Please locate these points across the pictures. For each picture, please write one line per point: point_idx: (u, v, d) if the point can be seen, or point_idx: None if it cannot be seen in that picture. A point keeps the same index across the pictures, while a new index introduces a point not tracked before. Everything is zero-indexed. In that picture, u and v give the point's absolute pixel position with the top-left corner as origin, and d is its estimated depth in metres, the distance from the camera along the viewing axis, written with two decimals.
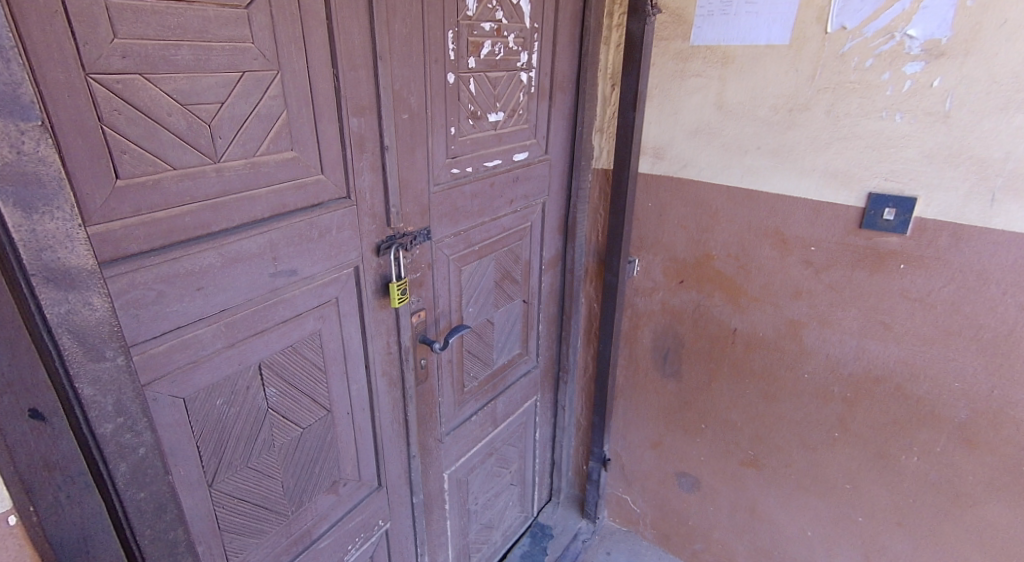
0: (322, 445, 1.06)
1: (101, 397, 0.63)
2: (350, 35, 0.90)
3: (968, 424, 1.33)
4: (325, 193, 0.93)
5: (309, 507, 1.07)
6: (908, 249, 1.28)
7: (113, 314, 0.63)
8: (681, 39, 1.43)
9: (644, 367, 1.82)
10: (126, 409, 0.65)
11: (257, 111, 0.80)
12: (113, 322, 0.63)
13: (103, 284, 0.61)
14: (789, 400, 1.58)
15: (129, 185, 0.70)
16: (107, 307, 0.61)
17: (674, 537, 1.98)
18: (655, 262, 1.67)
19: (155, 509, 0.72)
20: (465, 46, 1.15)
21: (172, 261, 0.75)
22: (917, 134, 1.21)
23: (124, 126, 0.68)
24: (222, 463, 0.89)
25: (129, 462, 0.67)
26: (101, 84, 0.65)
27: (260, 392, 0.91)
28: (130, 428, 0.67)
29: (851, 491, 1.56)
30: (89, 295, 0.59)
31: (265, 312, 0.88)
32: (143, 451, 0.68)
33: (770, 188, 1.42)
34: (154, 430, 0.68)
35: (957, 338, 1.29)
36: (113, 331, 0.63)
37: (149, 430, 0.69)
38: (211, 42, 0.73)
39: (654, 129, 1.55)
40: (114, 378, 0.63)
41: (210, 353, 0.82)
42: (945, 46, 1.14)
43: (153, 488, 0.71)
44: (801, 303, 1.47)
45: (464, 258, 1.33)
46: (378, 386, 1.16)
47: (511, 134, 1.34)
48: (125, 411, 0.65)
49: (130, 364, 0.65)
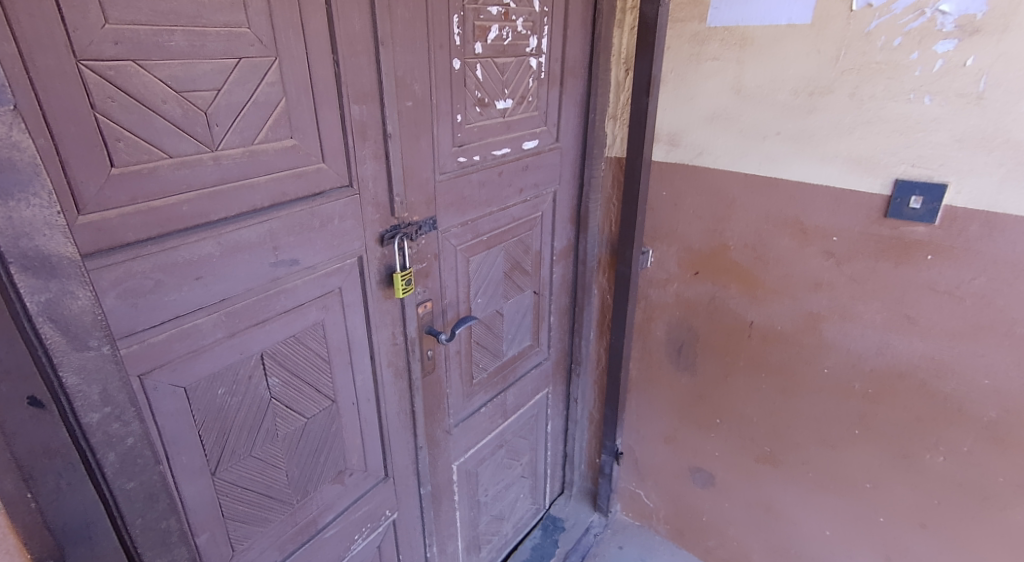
0: (327, 435, 1.06)
1: (86, 386, 0.62)
2: (351, 19, 0.89)
3: (999, 423, 1.28)
4: (326, 181, 0.92)
5: (315, 498, 1.07)
6: (935, 239, 1.23)
7: (98, 303, 0.62)
8: (697, 21, 1.39)
9: (658, 360, 1.78)
10: (112, 398, 0.64)
11: (255, 98, 0.79)
12: (97, 311, 0.61)
13: (85, 273, 0.60)
14: (808, 396, 1.54)
15: (124, 173, 0.69)
16: (89, 296, 0.60)
17: (688, 533, 1.96)
18: (669, 253, 1.64)
19: (146, 498, 0.71)
20: (472, 31, 1.12)
21: (170, 250, 0.75)
22: (947, 118, 1.16)
23: (118, 114, 0.68)
24: (225, 452, 0.88)
25: (117, 452, 0.66)
26: (93, 71, 0.65)
27: (263, 382, 0.91)
28: (118, 418, 0.65)
29: (872, 490, 1.52)
30: (70, 283, 0.58)
31: (266, 302, 0.88)
32: (132, 440, 0.67)
33: (790, 175, 1.38)
34: (142, 420, 0.66)
35: (988, 333, 1.24)
36: (97, 320, 0.62)
37: (138, 420, 0.67)
38: (206, 27, 0.72)
39: (668, 116, 1.50)
40: (99, 367, 0.62)
41: (211, 343, 0.82)
42: (980, 22, 1.08)
43: (144, 477, 0.70)
44: (821, 295, 1.43)
45: (472, 249, 1.31)
46: (383, 378, 1.16)
47: (521, 121, 1.32)
48: (111, 401, 0.64)
49: (117, 354, 0.64)
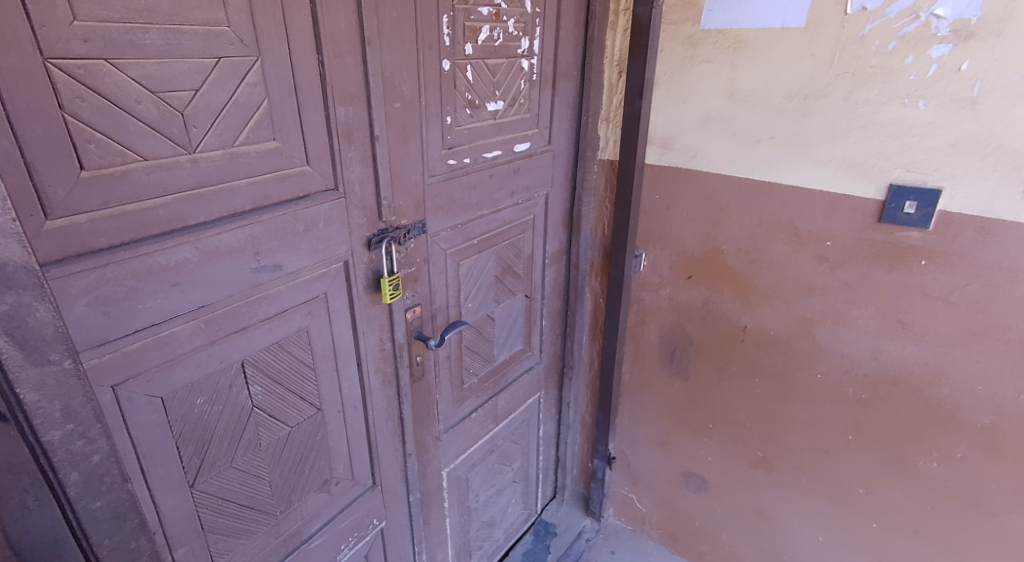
0: (312, 444, 1.03)
1: (46, 402, 0.59)
2: (336, 19, 0.86)
3: (993, 429, 1.27)
4: (310, 184, 0.90)
5: (299, 508, 1.05)
6: (929, 245, 1.22)
7: (57, 314, 0.60)
8: (691, 23, 1.37)
9: (651, 364, 1.77)
10: (75, 415, 0.62)
11: (235, 99, 0.77)
12: (56, 323, 0.60)
13: (41, 283, 0.59)
14: (802, 401, 1.52)
15: (95, 176, 0.67)
16: (47, 306, 0.59)
17: (681, 538, 1.94)
18: (662, 257, 1.62)
19: (114, 518, 0.68)
20: (462, 31, 1.10)
21: (144, 256, 0.72)
22: (941, 123, 1.15)
23: (89, 115, 0.65)
24: (204, 463, 0.86)
25: (82, 471, 0.64)
26: (62, 70, 0.62)
27: (244, 391, 0.88)
28: (81, 435, 0.63)
29: (865, 496, 1.51)
30: (25, 293, 0.57)
31: (248, 309, 0.85)
32: (98, 458, 0.65)
33: (783, 179, 1.36)
34: (108, 436, 0.65)
35: (982, 339, 1.23)
36: (58, 332, 0.60)
37: (104, 437, 0.65)
38: (183, 25, 0.70)
39: (661, 118, 1.49)
40: (60, 382, 0.60)
41: (188, 351, 0.79)
42: (975, 26, 1.07)
43: (111, 496, 0.67)
44: (815, 300, 1.41)
45: (462, 252, 1.29)
46: (370, 385, 1.13)
47: (512, 123, 1.30)
48: (74, 418, 0.62)
49: (80, 368, 0.62)
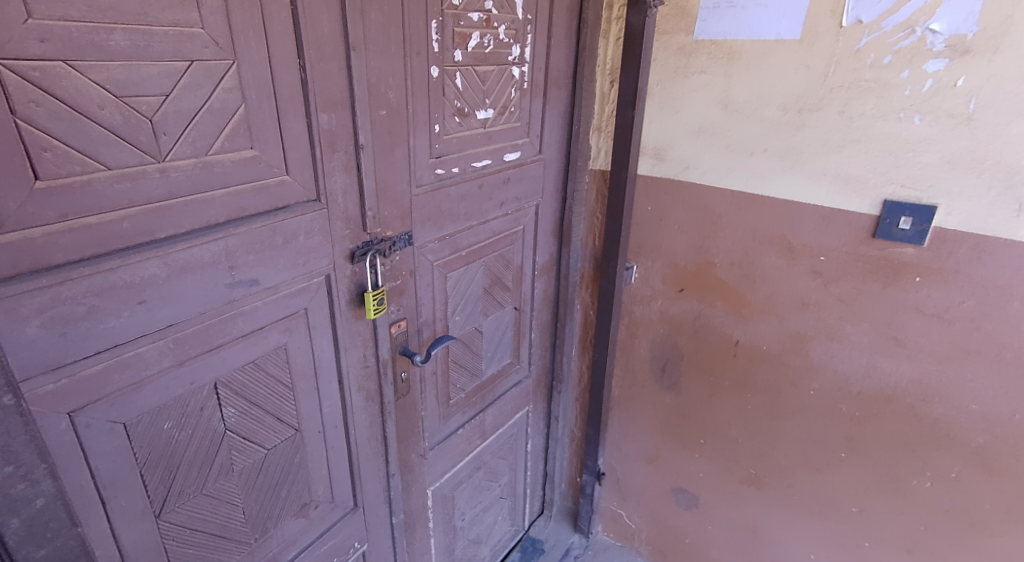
0: (289, 467, 0.98)
1: None
2: (318, 22, 0.82)
3: (987, 448, 1.25)
4: (290, 195, 0.85)
5: (275, 534, 0.99)
6: (924, 261, 1.20)
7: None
8: (685, 33, 1.35)
9: (641, 378, 1.73)
10: (18, 456, 0.63)
11: (209, 105, 0.72)
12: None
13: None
14: (794, 417, 1.50)
15: (52, 187, 0.62)
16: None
17: (670, 555, 1.90)
18: (654, 269, 1.59)
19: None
20: (451, 37, 1.07)
21: (106, 272, 0.67)
22: (937, 138, 1.13)
23: (45, 121, 0.60)
24: (172, 492, 0.81)
25: (23, 515, 0.65)
26: (15, 72, 0.58)
27: (216, 413, 0.83)
28: (24, 477, 0.64)
29: (858, 515, 1.49)
30: None
31: (221, 326, 0.80)
32: (42, 501, 0.66)
33: (777, 193, 1.34)
34: (54, 478, 0.66)
35: (976, 357, 1.21)
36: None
37: (49, 479, 0.67)
38: (151, 26, 0.65)
39: (654, 129, 1.46)
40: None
41: (155, 373, 0.74)
42: (971, 42, 1.05)
43: (56, 541, 0.69)
44: (808, 315, 1.39)
45: (450, 264, 1.25)
46: (352, 403, 1.08)
47: (501, 132, 1.26)
48: (17, 459, 0.63)
49: (19, 404, 0.63)
